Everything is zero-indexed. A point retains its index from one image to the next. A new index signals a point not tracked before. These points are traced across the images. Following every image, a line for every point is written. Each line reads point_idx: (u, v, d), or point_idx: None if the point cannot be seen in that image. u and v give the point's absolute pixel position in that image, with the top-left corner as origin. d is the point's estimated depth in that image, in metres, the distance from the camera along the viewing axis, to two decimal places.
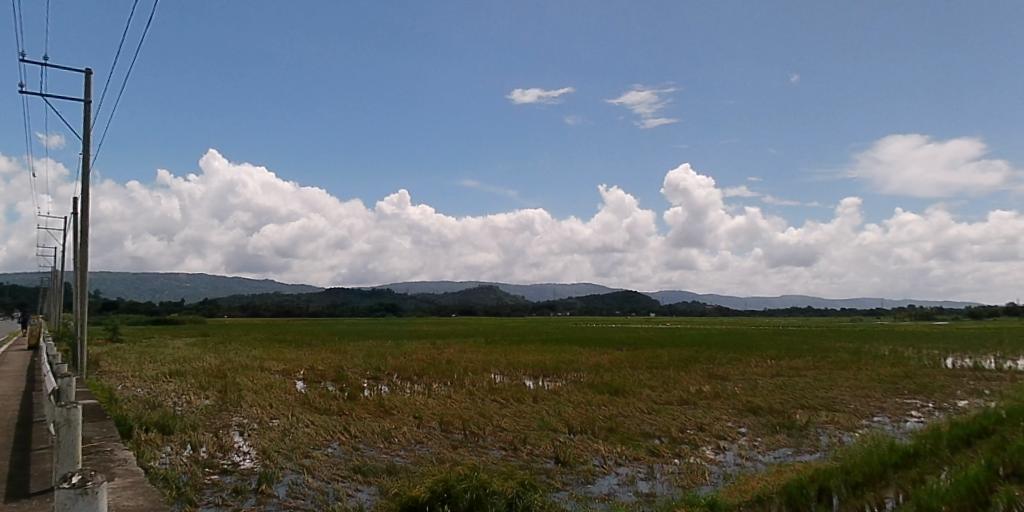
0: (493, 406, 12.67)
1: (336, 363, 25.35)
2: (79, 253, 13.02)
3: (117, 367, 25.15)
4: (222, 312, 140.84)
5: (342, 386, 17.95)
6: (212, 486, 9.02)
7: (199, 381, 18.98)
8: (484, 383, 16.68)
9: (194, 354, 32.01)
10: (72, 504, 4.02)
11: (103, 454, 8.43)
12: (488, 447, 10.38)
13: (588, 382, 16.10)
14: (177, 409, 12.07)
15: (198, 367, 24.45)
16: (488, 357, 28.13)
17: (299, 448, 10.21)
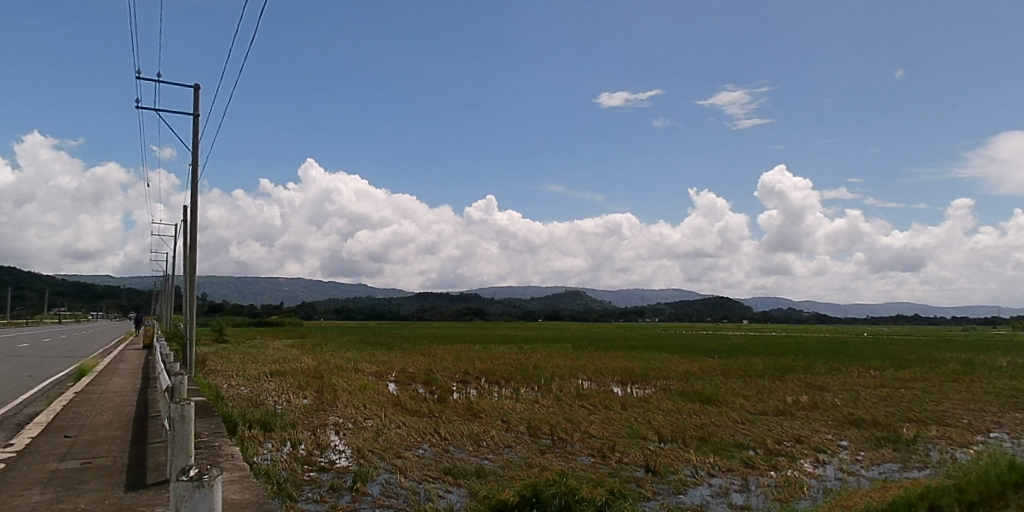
0: (581, 412, 12.60)
1: (425, 365, 25.99)
2: (189, 258, 13.77)
3: (224, 366, 26.74)
4: (319, 316, 147.96)
5: (431, 388, 18.34)
6: (310, 482, 9.35)
7: (298, 381, 19.84)
8: (571, 388, 16.68)
9: (292, 355, 33.58)
10: (190, 497, 4.13)
11: (213, 449, 8.87)
12: (576, 453, 10.30)
13: (678, 390, 15.79)
14: (278, 407, 12.65)
15: (296, 368, 25.57)
16: (576, 362, 28.14)
17: (392, 448, 10.47)
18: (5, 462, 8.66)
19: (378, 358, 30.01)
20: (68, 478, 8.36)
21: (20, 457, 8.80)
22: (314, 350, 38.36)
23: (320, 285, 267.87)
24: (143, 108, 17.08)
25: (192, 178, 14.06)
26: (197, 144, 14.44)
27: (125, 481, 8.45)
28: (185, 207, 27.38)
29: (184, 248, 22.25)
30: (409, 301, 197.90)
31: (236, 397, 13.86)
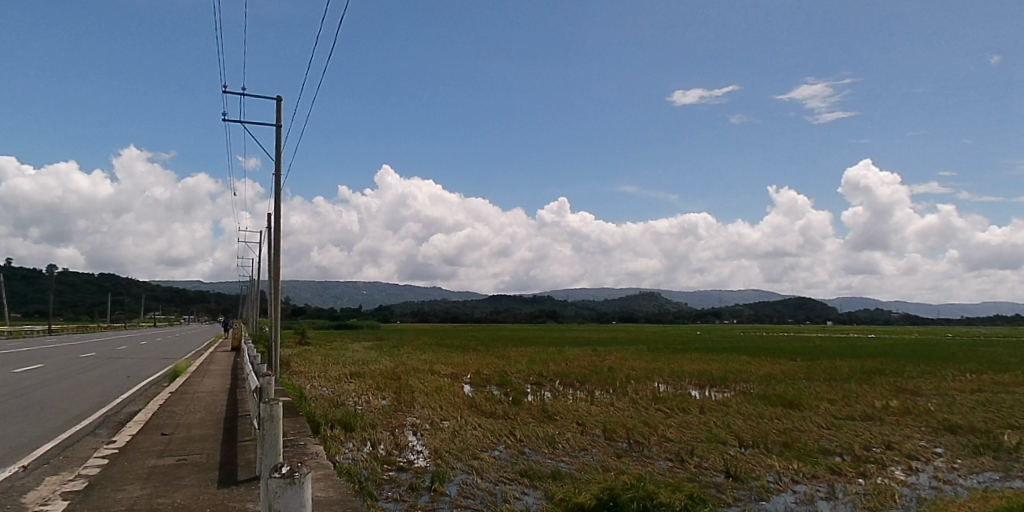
0: (658, 416, 12.44)
1: (500, 368, 26.21)
2: (273, 263, 14.32)
3: (307, 368, 27.86)
4: (396, 319, 152.32)
5: (506, 390, 18.55)
6: (390, 482, 9.53)
7: (376, 382, 20.40)
8: (648, 391, 16.51)
9: (370, 356, 34.63)
10: (282, 494, 4.02)
11: (299, 447, 9.16)
12: (653, 457, 10.16)
13: (760, 393, 15.40)
14: (358, 408, 13.05)
15: (375, 370, 26.32)
16: (652, 365, 27.81)
17: (467, 447, 10.66)
18: (109, 458, 9.18)
19: (452, 360, 30.49)
20: (165, 474, 8.78)
21: (123, 454, 9.31)
22: (391, 352, 39.47)
23: (389, 289, 275.12)
24: (230, 120, 17.95)
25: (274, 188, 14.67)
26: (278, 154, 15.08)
27: (217, 477, 8.79)
28: (268, 216, 28.73)
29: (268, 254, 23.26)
30: (482, 303, 200.27)
31: (320, 398, 14.39)
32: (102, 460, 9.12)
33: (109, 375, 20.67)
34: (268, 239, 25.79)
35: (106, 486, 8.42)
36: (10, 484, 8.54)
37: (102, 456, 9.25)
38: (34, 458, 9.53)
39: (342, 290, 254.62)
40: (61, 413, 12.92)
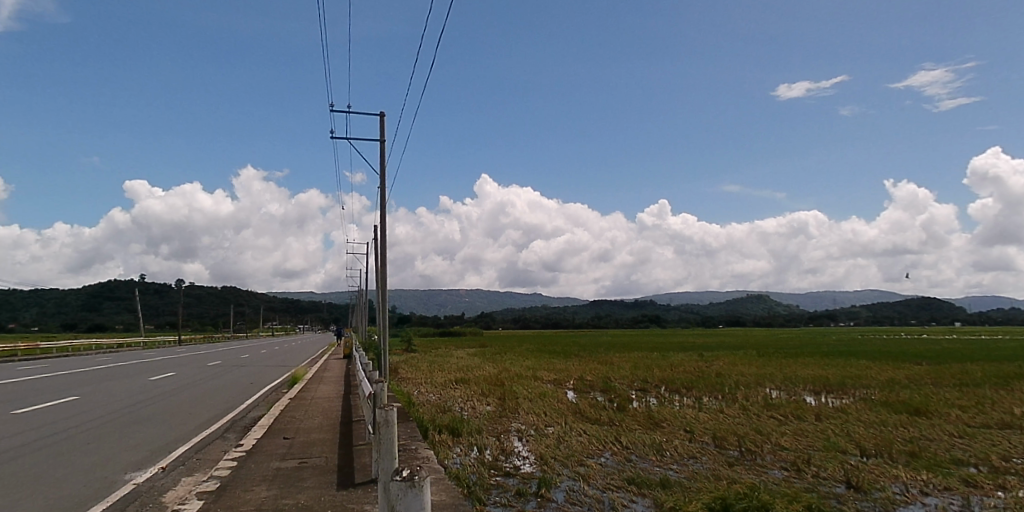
0: (771, 423, 12.10)
1: (603, 374, 26.15)
2: (379, 274, 14.95)
3: (415, 373, 30.04)
4: (497, 326, 155.39)
5: (612, 397, 18.73)
6: (497, 487, 9.62)
7: (481, 389, 22.33)
8: (760, 398, 16.04)
9: (474, 362, 35.52)
10: (404, 496, 3.99)
11: (411, 452, 9.45)
12: (768, 466, 9.83)
13: (881, 400, 14.64)
14: (466, 415, 13.46)
15: (479, 376, 27.13)
16: (763, 371, 26.78)
17: (574, 454, 10.70)
18: (237, 461, 9.81)
19: (555, 367, 30.60)
20: (288, 476, 9.23)
21: (249, 458, 9.92)
22: (495, 358, 40.35)
23: (487, 298, 281.25)
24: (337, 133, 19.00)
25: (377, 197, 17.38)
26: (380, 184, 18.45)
27: (336, 479, 9.13)
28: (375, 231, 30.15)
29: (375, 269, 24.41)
30: (581, 310, 199.95)
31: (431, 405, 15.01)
32: (231, 463, 9.74)
33: (234, 382, 22.30)
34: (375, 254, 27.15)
35: (236, 487, 8.89)
36: (151, 484, 9.19)
37: (231, 458, 9.88)
38: (171, 460, 10.33)
39: (444, 298, 263.66)
40: (192, 419, 14.02)
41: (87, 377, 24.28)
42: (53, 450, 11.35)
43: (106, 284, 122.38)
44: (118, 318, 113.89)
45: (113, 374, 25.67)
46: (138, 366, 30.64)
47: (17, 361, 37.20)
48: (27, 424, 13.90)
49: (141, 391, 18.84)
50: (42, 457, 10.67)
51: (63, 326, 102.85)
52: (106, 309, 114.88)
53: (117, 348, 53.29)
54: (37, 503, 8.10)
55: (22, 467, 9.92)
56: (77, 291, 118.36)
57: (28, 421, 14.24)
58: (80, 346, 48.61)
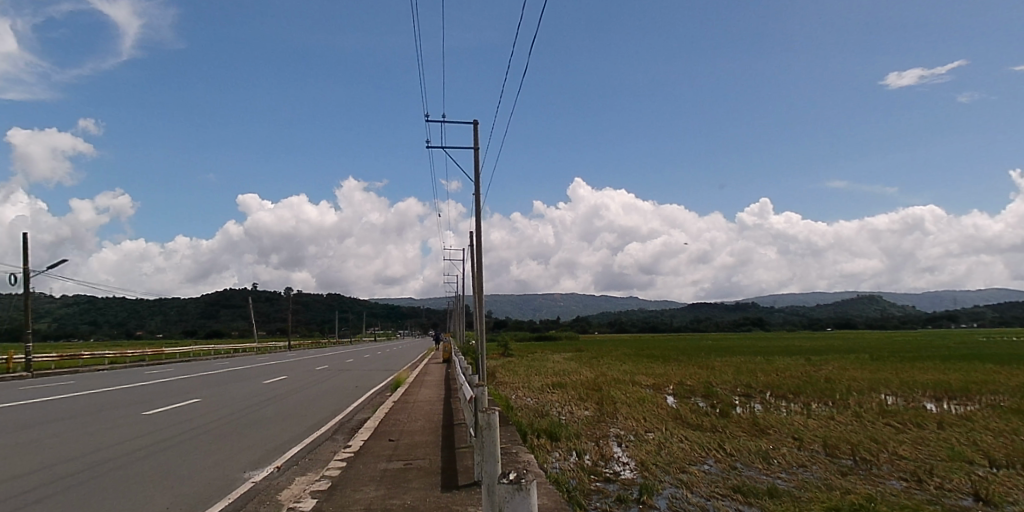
0: (887, 431, 11.44)
1: (703, 379, 25.48)
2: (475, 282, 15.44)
3: (513, 378, 30.93)
4: (594, 330, 155.13)
5: (713, 403, 18.42)
6: (598, 493, 9.58)
7: (581, 395, 23.23)
8: (875, 403, 15.17)
9: (571, 367, 35.54)
10: (511, 501, 3.85)
11: (513, 458, 9.62)
12: (885, 476, 9.26)
13: (1014, 405, 13.49)
14: (567, 448, 13.65)
15: (577, 380, 27.42)
16: (877, 375, 25.26)
17: (679, 471, 11.10)
18: (347, 461, 10.27)
19: (654, 371, 30.07)
20: (395, 476, 9.56)
21: (357, 459, 10.40)
22: (592, 362, 40.16)
23: (580, 303, 280.65)
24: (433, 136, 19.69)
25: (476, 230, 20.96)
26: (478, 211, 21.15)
27: (440, 481, 9.35)
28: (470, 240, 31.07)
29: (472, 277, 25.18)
30: (677, 313, 195.61)
31: (533, 433, 15.30)
32: (341, 463, 10.17)
33: (342, 385, 23.41)
34: (472, 262, 27.85)
35: (346, 486, 9.27)
36: (268, 482, 9.72)
37: (341, 459, 10.36)
38: (285, 460, 10.92)
39: (539, 303, 265.72)
40: (301, 421, 14.75)
41: (208, 380, 26.18)
42: (179, 450, 12.21)
43: (222, 293, 132.09)
44: (233, 324, 122.46)
45: (229, 377, 27.47)
46: (253, 369, 32.70)
47: (149, 365, 40.81)
48: (158, 424, 15.10)
49: (256, 394, 20.05)
50: (173, 456, 11.53)
51: (184, 331, 111.17)
52: (221, 316, 123.59)
53: (235, 353, 57.20)
54: (169, 497, 8.69)
55: (153, 465, 10.74)
56: (196, 299, 128.14)
57: (159, 422, 15.45)
58: (203, 351, 52.54)
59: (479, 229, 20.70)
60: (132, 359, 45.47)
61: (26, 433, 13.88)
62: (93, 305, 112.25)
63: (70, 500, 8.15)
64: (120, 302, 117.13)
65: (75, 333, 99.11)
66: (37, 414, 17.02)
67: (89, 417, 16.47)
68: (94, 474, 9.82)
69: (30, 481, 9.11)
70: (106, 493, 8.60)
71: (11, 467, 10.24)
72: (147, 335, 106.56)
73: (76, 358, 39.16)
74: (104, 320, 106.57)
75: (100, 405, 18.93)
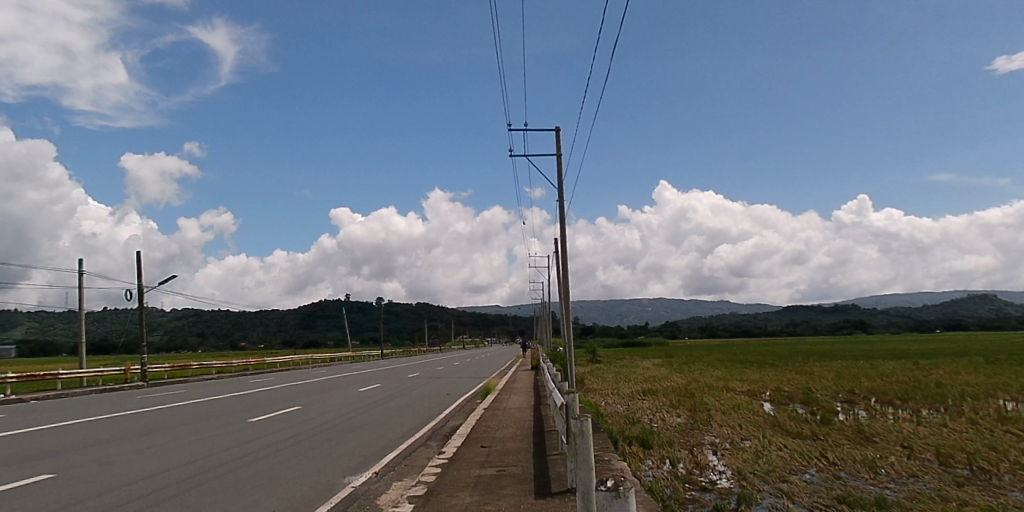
0: (1007, 439, 10.64)
1: (802, 384, 24.42)
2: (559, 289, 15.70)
3: (602, 384, 30.80)
4: (683, 335, 151.70)
5: (813, 410, 17.69)
6: (693, 501, 9.50)
7: (673, 402, 22.85)
8: (993, 409, 14.08)
9: (661, 372, 34.95)
10: (608, 506, 3.97)
11: (606, 465, 9.67)
12: (1007, 487, 8.66)
13: None
14: (660, 456, 13.59)
15: (667, 387, 26.97)
16: (993, 379, 23.48)
17: (778, 480, 10.82)
18: (442, 467, 10.71)
19: (748, 377, 29.11)
20: (489, 483, 9.86)
21: (452, 465, 10.82)
22: (684, 368, 39.28)
23: (669, 308, 274.16)
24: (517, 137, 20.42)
25: (560, 238, 21.29)
26: (563, 218, 21.43)
27: (533, 488, 9.56)
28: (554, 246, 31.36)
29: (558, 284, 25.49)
30: (773, 317, 187.46)
31: (624, 440, 15.31)
32: (436, 469, 10.61)
33: (434, 392, 24.18)
34: (559, 270, 28.12)
35: (442, 491, 9.62)
36: (368, 487, 10.27)
37: (435, 465, 10.79)
38: (383, 466, 11.52)
39: (627, 308, 261.95)
40: (396, 427, 15.44)
41: (309, 388, 27.73)
42: (284, 455, 13.08)
43: (318, 304, 138.90)
44: (329, 334, 128.40)
45: (328, 385, 28.95)
46: (350, 378, 34.21)
47: (252, 375, 43.42)
48: (264, 431, 16.24)
49: (352, 402, 21.07)
50: (278, 461, 12.39)
51: (283, 342, 117.61)
52: (317, 327, 130.14)
53: (331, 362, 59.97)
54: (277, 499, 9.36)
55: (261, 469, 11.63)
56: (293, 310, 135.65)
57: (265, 428, 16.61)
58: (301, 361, 55.39)
59: (563, 236, 20.95)
60: (237, 369, 48.56)
61: (151, 439, 15.31)
62: (202, 318, 120.78)
63: (188, 501, 8.96)
64: (225, 315, 125.38)
65: (186, 344, 106.89)
66: (158, 421, 18.70)
67: (203, 424, 17.95)
68: (209, 478, 10.74)
69: (154, 485, 10.08)
70: (219, 495, 9.38)
71: (138, 470, 11.34)
72: (250, 345, 113.36)
73: (186, 368, 42.20)
74: (210, 331, 114.45)
75: (212, 412, 20.46)
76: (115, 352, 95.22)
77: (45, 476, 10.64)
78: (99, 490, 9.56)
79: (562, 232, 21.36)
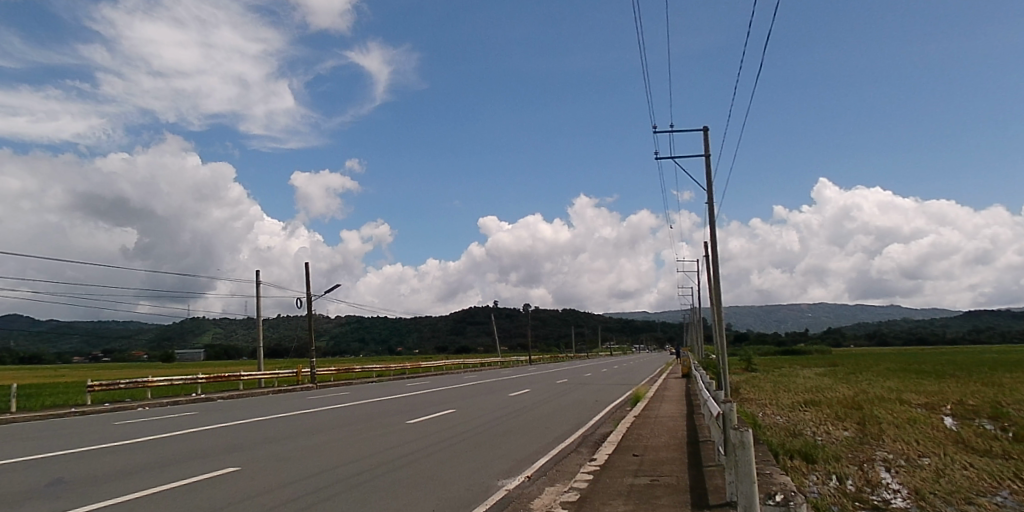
0: None
1: (990, 397, 21.98)
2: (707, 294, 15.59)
3: (758, 394, 29.57)
4: (847, 342, 140.59)
5: (1006, 426, 15.91)
6: None
7: (839, 414, 21.49)
8: None
9: (825, 383, 32.61)
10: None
11: (768, 478, 9.51)
12: None
13: None
14: (826, 471, 13.02)
15: (833, 398, 25.33)
16: None
17: (964, 501, 10.07)
18: (594, 474, 11.15)
19: (925, 388, 26.54)
20: (643, 491, 10.18)
21: (603, 472, 11.25)
22: (850, 377, 36.34)
23: (831, 315, 253.53)
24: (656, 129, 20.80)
25: (710, 240, 20.94)
26: (713, 220, 21.16)
27: (690, 499, 9.59)
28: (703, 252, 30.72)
29: (709, 289, 24.94)
30: (953, 322, 167.43)
31: (786, 453, 14.83)
32: (588, 476, 11.08)
33: (583, 398, 24.67)
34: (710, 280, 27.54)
35: (597, 497, 9.99)
36: (520, 491, 10.93)
37: (587, 472, 11.26)
38: (535, 471, 12.20)
39: (784, 314, 246.10)
40: (548, 434, 16.04)
41: (463, 392, 29.38)
42: (439, 456, 14.34)
43: (468, 311, 145.74)
44: (478, 339, 134.16)
45: (479, 390, 30.55)
46: (501, 382, 35.65)
47: (407, 378, 46.41)
48: (419, 433, 17.62)
49: (503, 407, 22.15)
50: (433, 463, 13.52)
51: (436, 348, 124.28)
52: (467, 332, 136.11)
53: (481, 367, 62.60)
54: (435, 499, 10.27)
55: (419, 468, 12.92)
56: (445, 317, 143.14)
57: (419, 430, 18.06)
58: (453, 366, 58.32)
59: (713, 240, 20.66)
60: (395, 372, 52.41)
61: (319, 437, 17.26)
62: (364, 324, 131.24)
63: (356, 498, 10.11)
64: (383, 321, 135.08)
65: (349, 348, 116.86)
66: (328, 420, 20.99)
67: (365, 424, 19.93)
68: (373, 474, 12.17)
69: (326, 480, 11.56)
70: (382, 495, 10.44)
71: (310, 466, 13.00)
72: (404, 350, 121.09)
73: (350, 371, 46.19)
74: (371, 337, 124.08)
75: (376, 413, 22.63)
76: (288, 356, 105.98)
77: (233, 470, 12.43)
78: (273, 484, 11.05)
79: (711, 237, 21.09)
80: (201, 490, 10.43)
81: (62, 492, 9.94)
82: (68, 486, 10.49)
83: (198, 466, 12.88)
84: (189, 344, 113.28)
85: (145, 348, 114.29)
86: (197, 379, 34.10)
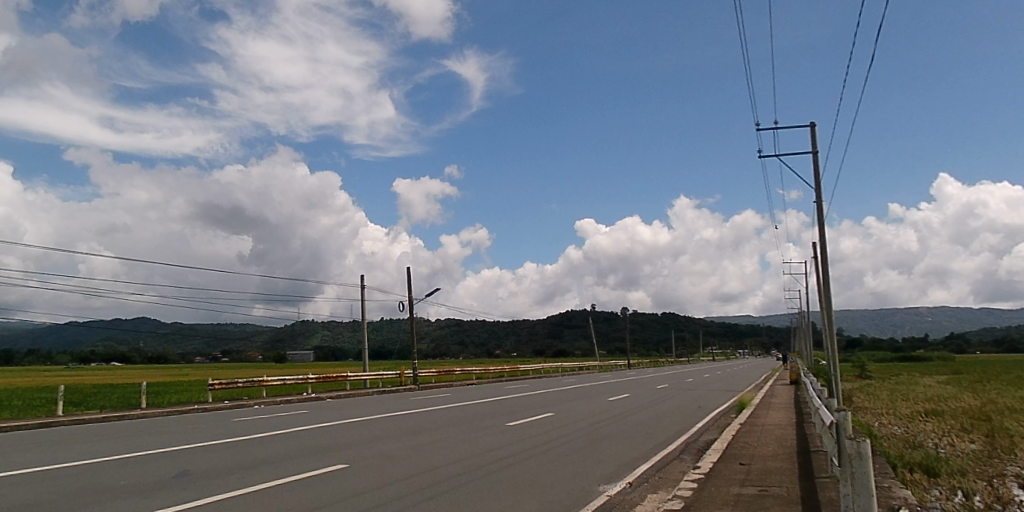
0: None
1: None
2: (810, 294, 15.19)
3: (873, 403, 28.05)
4: (976, 348, 129.17)
5: None
6: None
7: (966, 426, 20.18)
8: None
9: (950, 391, 30.37)
10: None
11: (886, 492, 9.42)
12: None
13: None
14: (950, 486, 12.50)
15: (958, 408, 23.73)
16: None
17: None
18: (699, 482, 11.38)
19: None
20: (752, 501, 10.33)
21: (709, 481, 11.44)
22: (978, 386, 33.61)
23: (957, 318, 233.64)
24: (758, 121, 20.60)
25: (819, 241, 20.42)
26: (822, 219, 20.51)
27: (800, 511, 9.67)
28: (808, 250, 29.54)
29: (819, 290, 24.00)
30: None
31: (905, 465, 14.31)
32: (692, 484, 11.31)
33: (685, 404, 24.59)
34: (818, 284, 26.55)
35: (703, 505, 10.28)
36: (622, 497, 11.33)
37: (691, 480, 11.52)
38: (638, 476, 12.60)
39: (902, 318, 229.25)
40: (648, 439, 16.29)
41: (563, 396, 29.96)
42: (534, 459, 14.97)
43: (565, 315, 146.21)
44: (576, 343, 134.42)
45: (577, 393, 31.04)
46: (600, 387, 35.92)
47: (505, 381, 47.51)
48: (517, 436, 18.32)
49: (601, 411, 22.58)
50: (527, 466, 14.19)
51: (533, 351, 125.50)
52: (564, 336, 136.46)
53: (578, 371, 62.77)
54: (541, 501, 10.98)
55: (515, 471, 13.60)
56: (542, 321, 144.39)
57: (515, 433, 18.79)
58: (550, 369, 58.84)
59: (822, 241, 20.12)
60: (493, 375, 53.57)
61: (419, 437, 18.45)
62: (464, 328, 134.49)
63: (464, 497, 10.97)
64: (481, 324, 137.94)
65: (450, 351, 120.30)
66: (427, 421, 22.19)
67: (464, 425, 21.02)
68: (468, 475, 12.96)
69: (423, 479, 12.51)
70: (488, 494, 11.30)
71: (409, 465, 14.04)
72: (502, 354, 123.21)
73: (449, 373, 47.80)
74: (470, 340, 127.18)
75: (476, 415, 23.70)
76: (391, 358, 110.40)
77: (338, 467, 13.61)
78: (373, 483, 11.98)
79: (819, 236, 20.46)
80: (312, 486, 11.54)
81: (188, 484, 11.38)
82: (194, 478, 12.00)
83: (307, 463, 14.11)
84: (300, 346, 120.22)
85: (261, 349, 122.36)
86: (309, 378, 36.55)
